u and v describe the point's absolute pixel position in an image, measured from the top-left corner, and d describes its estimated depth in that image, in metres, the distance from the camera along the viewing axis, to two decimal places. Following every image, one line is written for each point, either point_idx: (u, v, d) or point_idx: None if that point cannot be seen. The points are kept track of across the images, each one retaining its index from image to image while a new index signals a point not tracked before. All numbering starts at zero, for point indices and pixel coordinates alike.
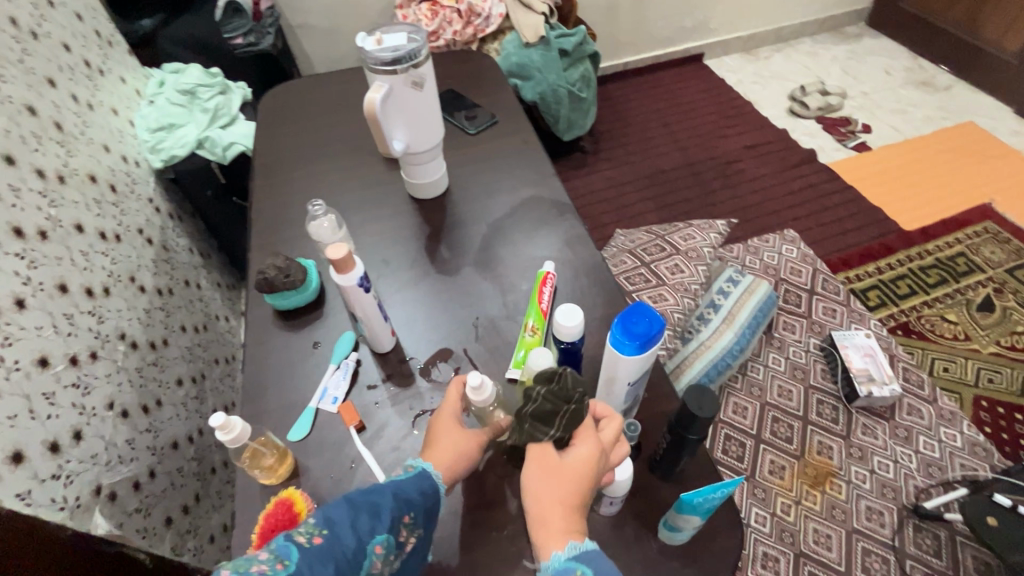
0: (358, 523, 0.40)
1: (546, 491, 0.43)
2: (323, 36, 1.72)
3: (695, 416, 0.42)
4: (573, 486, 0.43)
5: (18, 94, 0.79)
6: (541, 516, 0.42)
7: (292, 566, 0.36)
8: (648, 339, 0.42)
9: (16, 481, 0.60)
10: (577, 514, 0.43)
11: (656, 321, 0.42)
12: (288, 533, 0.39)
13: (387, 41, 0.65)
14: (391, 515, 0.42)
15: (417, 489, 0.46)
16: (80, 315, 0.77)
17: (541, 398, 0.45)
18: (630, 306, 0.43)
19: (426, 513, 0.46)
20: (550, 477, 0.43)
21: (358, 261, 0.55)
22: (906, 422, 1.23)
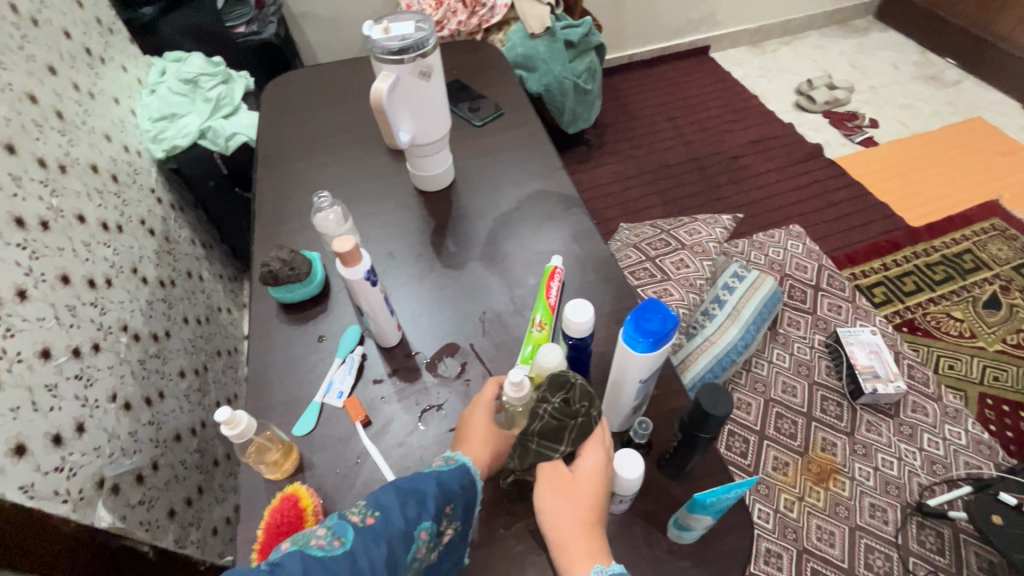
0: (408, 508, 0.42)
1: (564, 514, 0.44)
2: (326, 26, 1.70)
3: (709, 415, 0.41)
4: (588, 503, 0.44)
5: (19, 82, 0.78)
6: (561, 540, 0.43)
7: (348, 544, 0.38)
8: (661, 335, 0.41)
9: (18, 472, 0.59)
10: (596, 532, 0.44)
11: (670, 317, 0.41)
12: (343, 511, 0.41)
13: (394, 30, 0.63)
14: (436, 504, 0.43)
15: (460, 480, 0.47)
16: (82, 307, 0.77)
17: (548, 416, 0.47)
18: (643, 302, 0.42)
19: (467, 505, 0.47)
20: (565, 498, 0.44)
21: (365, 254, 0.53)
22: (911, 419, 1.23)
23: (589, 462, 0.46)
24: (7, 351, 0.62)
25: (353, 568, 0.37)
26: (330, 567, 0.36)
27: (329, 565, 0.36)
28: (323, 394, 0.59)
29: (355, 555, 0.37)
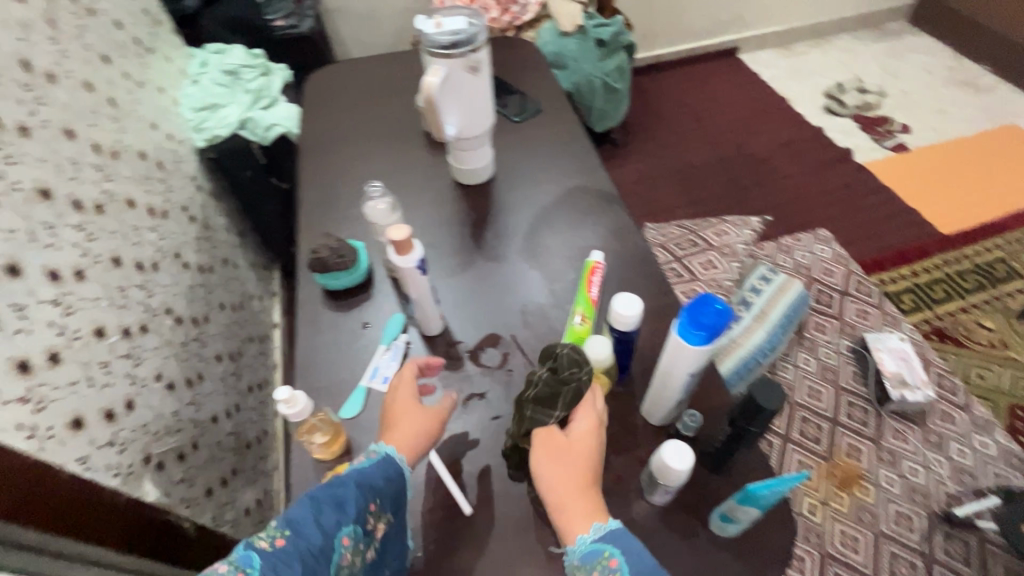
0: (321, 520, 0.43)
1: (560, 477, 0.46)
2: (358, 21, 1.72)
3: (762, 410, 0.42)
4: (581, 466, 0.46)
5: (77, 71, 0.81)
6: (560, 503, 0.45)
7: (254, 573, 0.38)
8: (715, 330, 0.42)
9: (76, 445, 0.60)
10: (590, 494, 0.46)
11: (725, 313, 0.42)
12: (251, 539, 0.41)
13: (447, 24, 0.65)
14: (355, 508, 0.45)
15: (383, 475, 0.48)
16: (132, 289, 0.79)
17: (542, 383, 0.49)
18: (698, 297, 0.43)
19: (394, 498, 0.48)
20: (559, 464, 0.46)
21: (416, 243, 0.55)
22: (938, 428, 1.22)
23: (578, 427, 0.48)
24: (67, 328, 0.64)
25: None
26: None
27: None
28: (371, 380, 0.61)
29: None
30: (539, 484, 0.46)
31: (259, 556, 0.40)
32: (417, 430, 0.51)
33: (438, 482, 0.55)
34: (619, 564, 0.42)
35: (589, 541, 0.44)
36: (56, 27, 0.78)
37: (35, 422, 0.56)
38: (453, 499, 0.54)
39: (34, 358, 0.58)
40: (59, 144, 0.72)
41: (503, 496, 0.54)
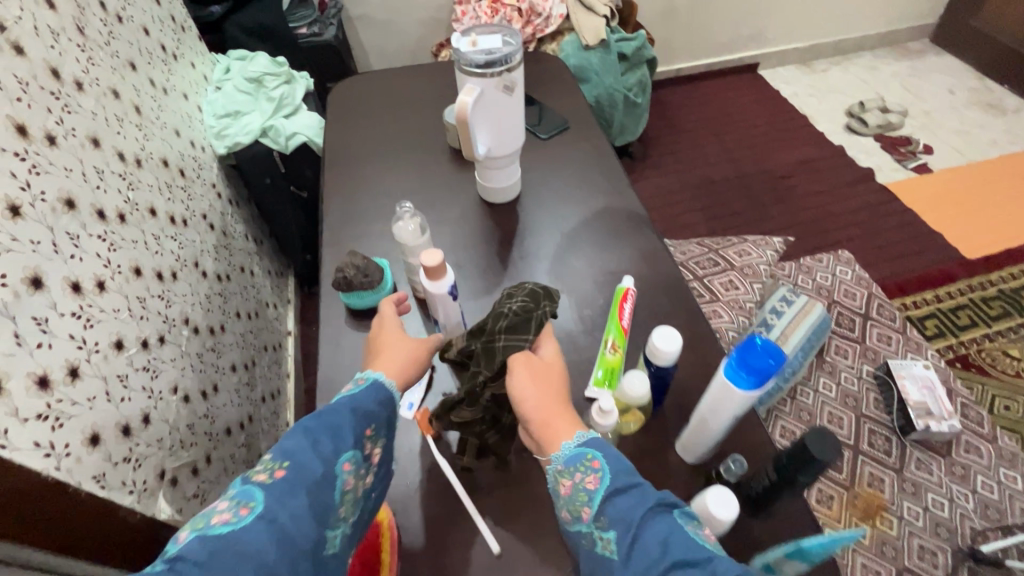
0: (318, 450, 0.43)
1: (544, 395, 0.47)
2: (380, 29, 1.72)
3: (815, 461, 0.40)
4: (556, 386, 0.49)
5: (105, 78, 0.80)
6: (547, 417, 0.46)
7: (259, 505, 0.40)
8: (767, 375, 0.41)
9: (93, 463, 0.59)
10: (568, 410, 0.47)
11: (779, 358, 0.40)
12: (250, 474, 0.42)
13: (481, 43, 0.64)
14: (350, 437, 0.45)
15: (375, 401, 0.49)
16: (151, 299, 0.78)
17: (513, 313, 0.51)
18: (748, 338, 0.41)
19: (387, 421, 0.50)
20: (541, 383, 0.48)
21: (449, 270, 0.55)
22: (964, 459, 1.18)
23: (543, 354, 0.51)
24: (87, 341, 0.63)
25: (272, 527, 0.39)
26: (244, 539, 0.38)
27: (244, 536, 0.38)
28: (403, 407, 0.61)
29: (271, 515, 0.39)
30: (522, 405, 0.47)
31: (261, 490, 0.41)
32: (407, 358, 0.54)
33: (461, 515, 0.55)
34: (600, 464, 0.43)
35: (575, 446, 0.44)
36: (85, 34, 0.78)
37: (53, 439, 0.54)
38: (478, 535, 0.54)
39: (54, 373, 0.57)
40: (85, 153, 0.71)
41: (527, 532, 0.54)
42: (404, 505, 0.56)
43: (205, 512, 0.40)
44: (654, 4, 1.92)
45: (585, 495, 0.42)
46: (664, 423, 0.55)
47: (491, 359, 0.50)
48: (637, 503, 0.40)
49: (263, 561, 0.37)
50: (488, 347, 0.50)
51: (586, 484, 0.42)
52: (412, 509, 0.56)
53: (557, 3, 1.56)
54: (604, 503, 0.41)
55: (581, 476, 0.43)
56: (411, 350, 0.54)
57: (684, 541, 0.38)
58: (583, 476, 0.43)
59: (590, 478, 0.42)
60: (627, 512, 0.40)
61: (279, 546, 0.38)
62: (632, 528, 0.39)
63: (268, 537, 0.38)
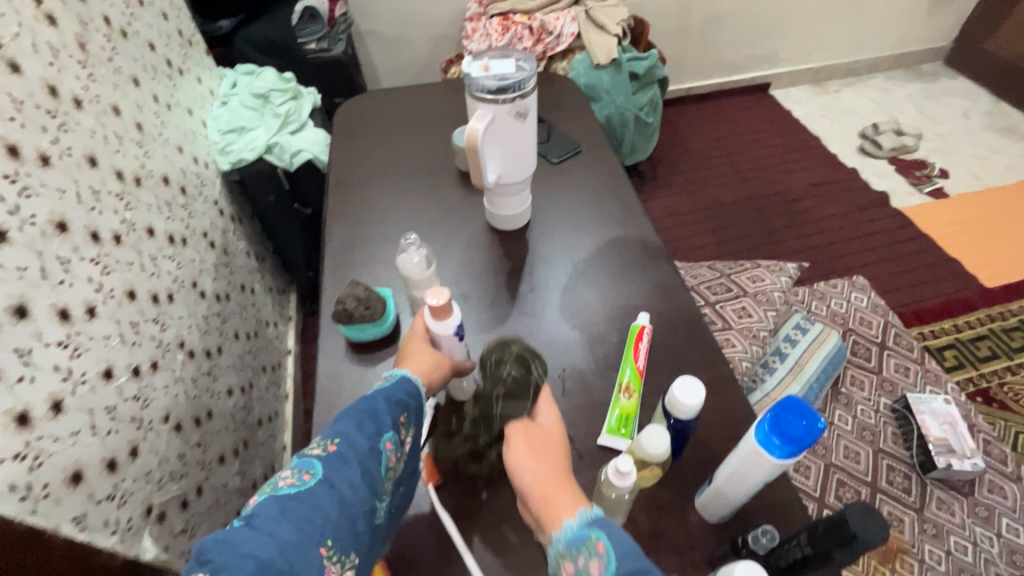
0: (365, 427, 0.44)
1: (544, 468, 0.43)
2: (390, 44, 1.71)
3: (856, 539, 0.36)
4: (558, 457, 0.44)
5: (106, 95, 0.78)
6: (548, 493, 0.41)
7: (319, 473, 0.41)
8: (801, 444, 0.37)
9: (73, 503, 0.56)
10: (572, 484, 0.43)
11: (815, 426, 0.37)
12: (304, 449, 0.43)
13: (494, 67, 0.62)
14: (392, 416, 0.46)
15: (407, 390, 0.49)
16: (145, 323, 0.75)
17: (508, 377, 0.47)
18: (783, 401, 0.38)
19: (423, 407, 0.50)
20: (542, 455, 0.44)
21: (455, 309, 0.53)
22: (987, 500, 1.14)
23: (543, 421, 0.47)
24: (73, 372, 0.60)
25: (333, 492, 0.40)
26: (311, 499, 0.39)
27: (309, 499, 0.39)
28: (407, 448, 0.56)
29: (330, 482, 0.40)
30: (519, 482, 0.43)
31: (318, 461, 0.42)
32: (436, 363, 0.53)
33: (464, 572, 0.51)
34: (605, 547, 0.37)
35: (578, 526, 0.39)
36: (87, 50, 0.76)
37: (30, 480, 0.51)
38: None
39: (35, 409, 0.54)
40: (80, 173, 0.68)
41: None
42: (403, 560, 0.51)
43: (270, 482, 0.41)
44: (666, 23, 1.91)
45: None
46: (683, 478, 0.51)
47: (490, 425, 0.49)
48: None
49: (327, 524, 0.38)
50: (486, 414, 0.48)
51: (590, 569, 0.37)
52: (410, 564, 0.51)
53: (568, 21, 1.55)
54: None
55: (584, 561, 0.38)
56: (438, 355, 0.53)
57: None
58: (585, 561, 0.38)
59: (594, 564, 0.37)
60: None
61: (341, 508, 0.39)
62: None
63: (330, 500, 0.39)
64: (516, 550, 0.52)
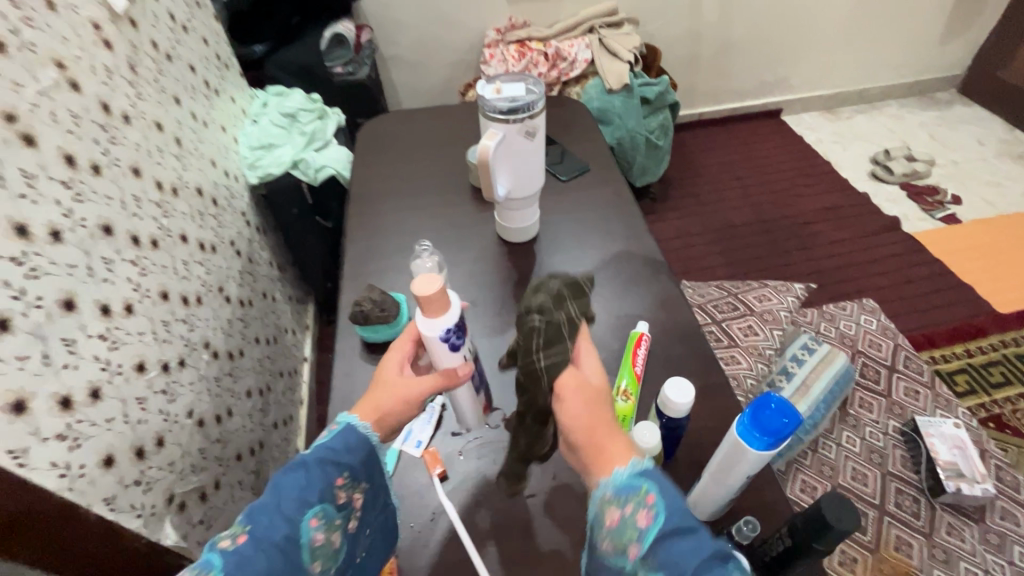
0: (284, 508, 0.42)
1: (594, 420, 0.42)
2: (411, 69, 1.79)
3: (831, 527, 0.38)
4: (606, 412, 0.43)
5: (151, 112, 0.85)
6: (600, 444, 0.41)
7: (218, 572, 0.38)
8: (780, 434, 0.40)
9: (104, 484, 0.60)
10: (622, 436, 0.42)
11: (793, 417, 0.39)
12: (212, 541, 0.41)
13: (506, 90, 0.67)
14: (318, 489, 0.44)
15: (343, 446, 0.47)
16: (175, 323, 0.80)
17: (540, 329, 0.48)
18: (760, 397, 0.41)
19: (365, 467, 0.48)
20: (592, 410, 0.42)
21: (444, 312, 0.49)
22: (1000, 527, 1.11)
23: (592, 374, 0.45)
24: (111, 363, 0.65)
25: None
26: None
27: None
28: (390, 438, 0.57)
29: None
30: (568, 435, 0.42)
31: (220, 560, 0.39)
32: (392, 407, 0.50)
33: (467, 559, 0.54)
34: (656, 498, 0.37)
35: (629, 475, 0.39)
36: (137, 72, 0.83)
37: (69, 459, 0.55)
38: None
39: (77, 394, 0.58)
40: (125, 182, 0.75)
41: None
42: (408, 548, 0.54)
43: None
44: (679, 51, 1.97)
45: (634, 530, 0.37)
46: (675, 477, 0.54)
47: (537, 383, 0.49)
48: (692, 550, 0.35)
49: None
50: (530, 371, 0.49)
51: (636, 519, 0.37)
52: (416, 551, 0.54)
53: (582, 48, 1.62)
54: (656, 544, 0.36)
55: (631, 510, 0.37)
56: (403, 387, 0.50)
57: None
58: (633, 509, 0.37)
59: (642, 514, 0.37)
60: (681, 557, 0.35)
61: None
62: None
63: None
64: (517, 542, 0.54)
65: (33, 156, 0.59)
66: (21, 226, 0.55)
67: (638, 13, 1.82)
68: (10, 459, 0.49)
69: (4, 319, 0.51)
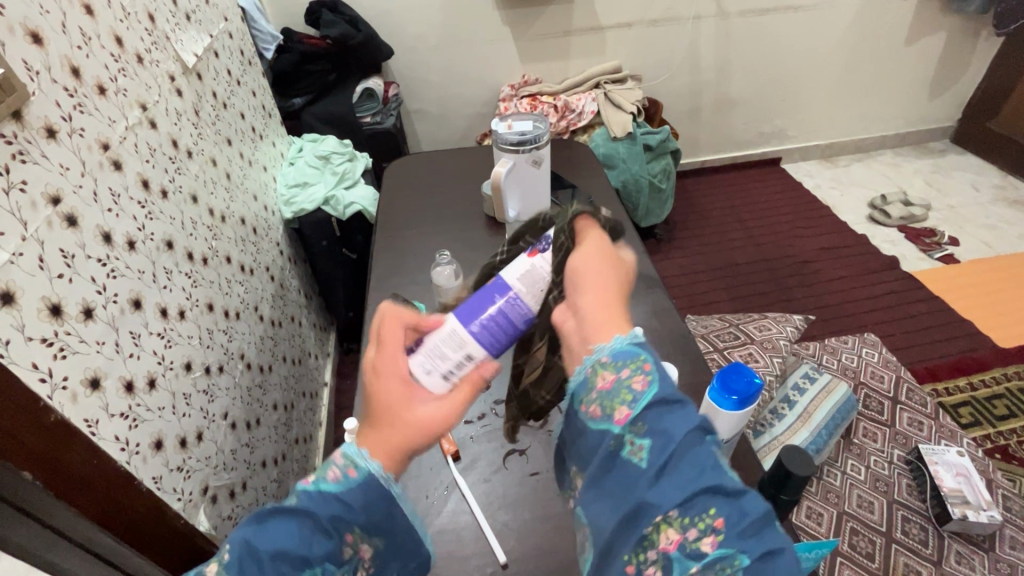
0: (280, 569, 0.38)
1: (603, 277, 0.47)
2: (432, 120, 1.96)
3: (792, 473, 0.53)
4: (617, 280, 0.48)
5: (208, 151, 0.98)
6: (604, 299, 0.46)
7: None
8: (745, 396, 0.54)
9: (154, 464, 0.67)
10: (623, 313, 0.46)
11: (753, 381, 0.54)
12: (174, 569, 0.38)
13: (516, 126, 0.82)
14: (320, 556, 0.39)
15: (356, 503, 0.41)
16: (218, 333, 0.90)
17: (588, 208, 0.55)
18: (729, 366, 0.55)
19: (379, 525, 0.43)
20: (604, 269, 0.48)
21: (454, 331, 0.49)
22: (1009, 556, 1.05)
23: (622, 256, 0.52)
24: (165, 359, 0.74)
25: None
26: None
27: None
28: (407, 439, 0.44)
29: None
30: (576, 281, 0.47)
31: None
32: (373, 406, 0.44)
33: (478, 526, 0.60)
34: (653, 368, 0.41)
35: (628, 345, 0.42)
36: (199, 115, 0.96)
37: (128, 436, 0.63)
38: (490, 548, 0.58)
39: (138, 380, 0.67)
40: (185, 207, 0.86)
41: (528, 554, 0.58)
42: (423, 517, 0.61)
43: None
44: (680, 104, 2.11)
45: (628, 395, 0.40)
46: None
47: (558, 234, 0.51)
48: (681, 419, 0.38)
49: None
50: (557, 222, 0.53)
51: (632, 385, 0.40)
52: (430, 520, 0.61)
53: (589, 101, 1.78)
54: (646, 411, 0.39)
55: (628, 374, 0.41)
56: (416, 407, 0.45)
57: (721, 470, 0.37)
58: (631, 374, 0.41)
59: (639, 379, 0.40)
60: (672, 424, 0.38)
61: None
62: (673, 439, 0.37)
63: None
64: (525, 520, 0.61)
65: (119, 179, 0.70)
66: (107, 234, 0.65)
67: (641, 70, 1.98)
68: (85, 426, 0.57)
69: (90, 308, 0.60)
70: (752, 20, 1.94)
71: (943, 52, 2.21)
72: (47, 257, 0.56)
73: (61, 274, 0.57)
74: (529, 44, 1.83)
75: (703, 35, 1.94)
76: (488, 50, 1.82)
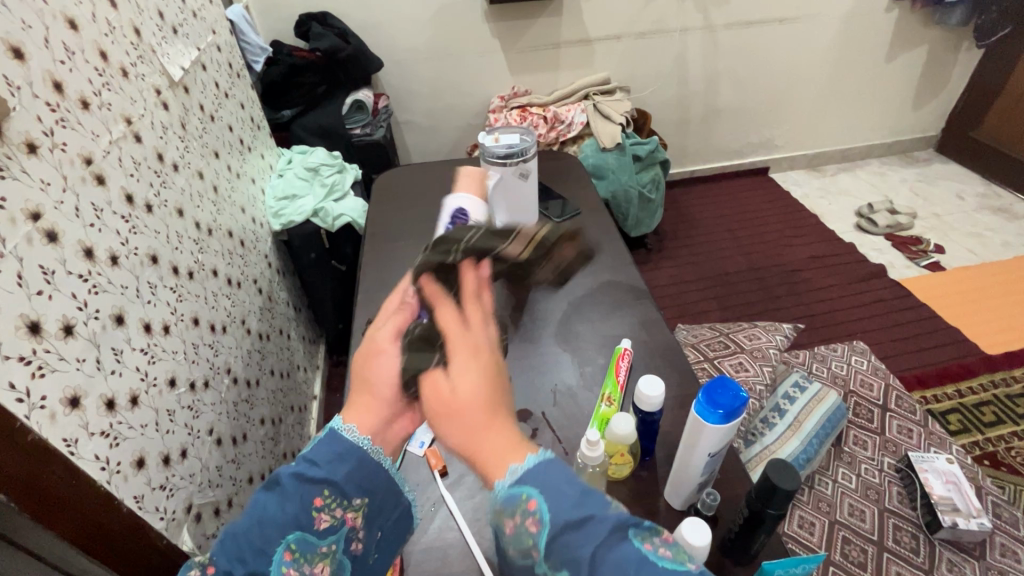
0: (264, 532, 0.43)
1: (450, 425, 0.38)
2: (423, 132, 1.97)
3: (778, 488, 0.52)
4: (471, 408, 0.38)
5: (195, 164, 0.97)
6: (468, 452, 0.37)
7: None
8: (731, 410, 0.53)
9: (135, 483, 0.66)
10: (493, 437, 0.37)
11: (739, 396, 0.53)
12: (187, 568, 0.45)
13: (503, 139, 0.82)
14: (293, 518, 0.43)
15: (323, 461, 0.45)
16: (203, 347, 0.89)
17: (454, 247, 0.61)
18: (715, 381, 0.54)
19: (353, 483, 0.46)
20: (447, 415, 0.38)
21: None
22: (1000, 564, 1.05)
23: (454, 365, 0.39)
24: (148, 375, 0.72)
25: None
26: None
27: None
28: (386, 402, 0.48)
29: None
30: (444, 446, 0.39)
31: None
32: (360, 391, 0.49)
33: (468, 545, 0.59)
34: (538, 503, 0.35)
35: (507, 487, 0.36)
36: (186, 128, 0.96)
37: (109, 455, 0.62)
38: (477, 567, 0.58)
39: (119, 398, 0.66)
40: (171, 221, 0.85)
41: None
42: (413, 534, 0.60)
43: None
44: (669, 115, 2.13)
45: (530, 537, 0.35)
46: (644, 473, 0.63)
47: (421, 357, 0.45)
48: (585, 540, 0.33)
49: None
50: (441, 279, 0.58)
51: (528, 528, 0.35)
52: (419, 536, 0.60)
53: (578, 113, 1.79)
54: (552, 545, 0.34)
55: (521, 520, 0.36)
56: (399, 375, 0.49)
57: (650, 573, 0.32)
58: (520, 519, 0.36)
59: (530, 520, 0.35)
60: (578, 551, 0.33)
61: None
62: (586, 568, 0.33)
63: None
64: None
65: (102, 193, 0.69)
66: (89, 249, 0.65)
67: (629, 82, 2.00)
68: (64, 445, 0.55)
69: (70, 325, 0.60)
70: (737, 33, 1.97)
71: (925, 64, 2.25)
72: (25, 273, 0.55)
73: (40, 290, 0.56)
74: (518, 57, 1.85)
75: (689, 47, 1.97)
76: (479, 62, 1.83)
